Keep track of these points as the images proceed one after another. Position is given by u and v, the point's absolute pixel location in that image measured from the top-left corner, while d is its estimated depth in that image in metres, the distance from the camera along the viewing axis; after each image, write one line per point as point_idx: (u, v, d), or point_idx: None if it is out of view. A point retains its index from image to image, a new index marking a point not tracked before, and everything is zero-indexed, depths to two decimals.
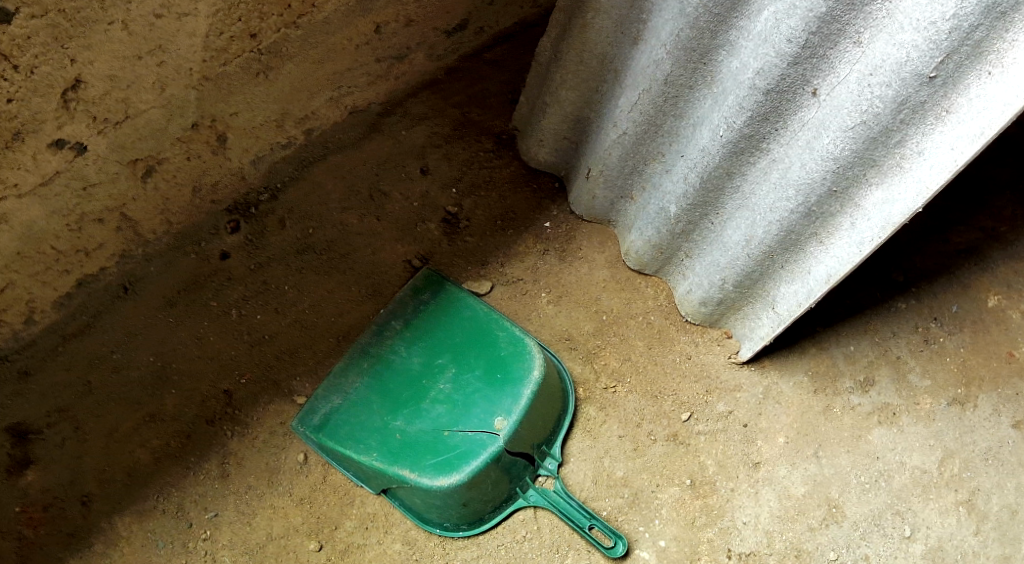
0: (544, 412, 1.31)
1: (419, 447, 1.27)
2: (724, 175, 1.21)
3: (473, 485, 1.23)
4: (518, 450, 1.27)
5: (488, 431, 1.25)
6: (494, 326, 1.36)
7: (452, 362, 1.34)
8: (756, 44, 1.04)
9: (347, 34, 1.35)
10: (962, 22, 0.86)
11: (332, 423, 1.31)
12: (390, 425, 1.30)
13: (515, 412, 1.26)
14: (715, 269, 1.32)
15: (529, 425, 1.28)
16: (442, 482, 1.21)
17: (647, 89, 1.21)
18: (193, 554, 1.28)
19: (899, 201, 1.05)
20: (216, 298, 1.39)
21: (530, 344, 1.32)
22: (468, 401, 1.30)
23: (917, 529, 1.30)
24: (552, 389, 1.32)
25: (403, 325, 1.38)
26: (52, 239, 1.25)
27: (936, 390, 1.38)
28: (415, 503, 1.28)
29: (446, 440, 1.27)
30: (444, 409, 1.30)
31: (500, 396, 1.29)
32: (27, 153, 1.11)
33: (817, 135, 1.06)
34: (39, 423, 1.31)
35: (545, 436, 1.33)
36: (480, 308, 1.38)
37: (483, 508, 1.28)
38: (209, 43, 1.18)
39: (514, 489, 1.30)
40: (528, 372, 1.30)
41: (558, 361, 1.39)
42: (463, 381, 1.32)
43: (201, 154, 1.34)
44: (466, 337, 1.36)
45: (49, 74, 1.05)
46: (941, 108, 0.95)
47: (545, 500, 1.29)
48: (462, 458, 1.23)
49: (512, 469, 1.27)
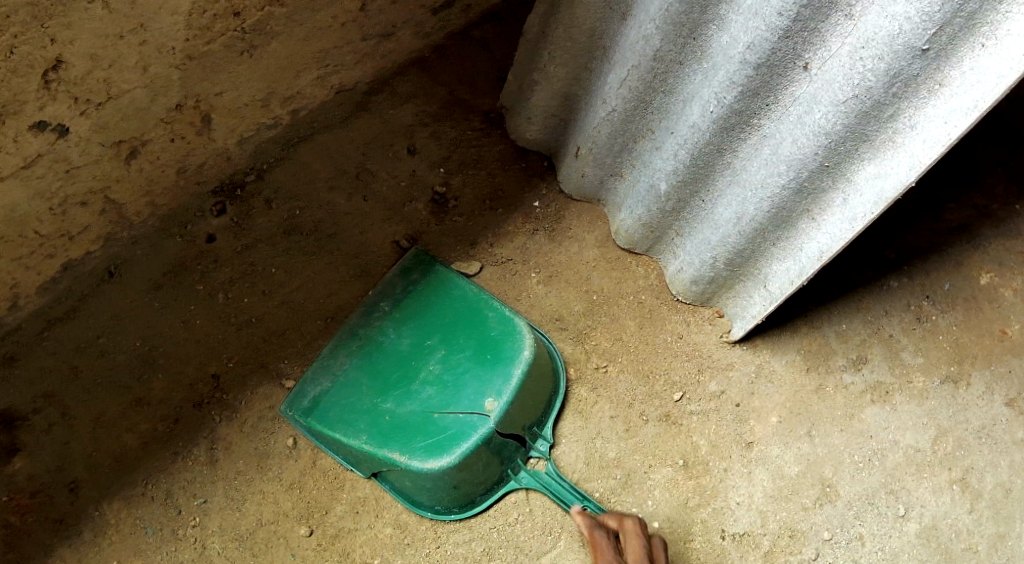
0: (534, 393, 1.30)
1: (409, 428, 1.26)
2: (715, 151, 1.20)
3: (464, 467, 1.22)
4: (508, 432, 1.26)
5: (478, 412, 1.24)
6: (484, 306, 1.35)
7: (442, 343, 1.33)
8: (746, 18, 1.02)
9: (333, 11, 1.32)
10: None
11: (322, 405, 1.30)
12: (380, 407, 1.29)
13: (506, 393, 1.25)
14: (706, 248, 1.31)
15: (519, 406, 1.27)
16: (433, 464, 1.21)
17: (637, 64, 1.20)
18: (183, 541, 1.27)
19: (891, 175, 1.04)
20: (203, 281, 1.38)
21: (520, 323, 1.32)
22: (458, 381, 1.29)
23: (911, 508, 1.30)
24: (542, 369, 1.31)
25: (392, 307, 1.36)
26: (35, 222, 1.23)
27: (929, 367, 1.37)
28: (405, 486, 1.27)
29: (436, 421, 1.25)
30: (434, 390, 1.29)
31: (491, 375, 1.27)
32: (8, 134, 1.09)
33: (808, 110, 1.05)
34: (26, 407, 1.30)
35: (536, 418, 1.32)
36: (469, 288, 1.37)
37: (473, 490, 1.27)
38: (192, 22, 1.16)
39: (506, 471, 1.29)
40: (518, 352, 1.29)
41: (549, 342, 1.38)
42: (453, 362, 1.31)
43: (185, 135, 1.32)
44: (457, 317, 1.35)
45: (29, 54, 1.02)
46: (934, 81, 0.94)
47: (537, 482, 1.28)
48: (452, 440, 1.23)
49: (502, 450, 1.26)
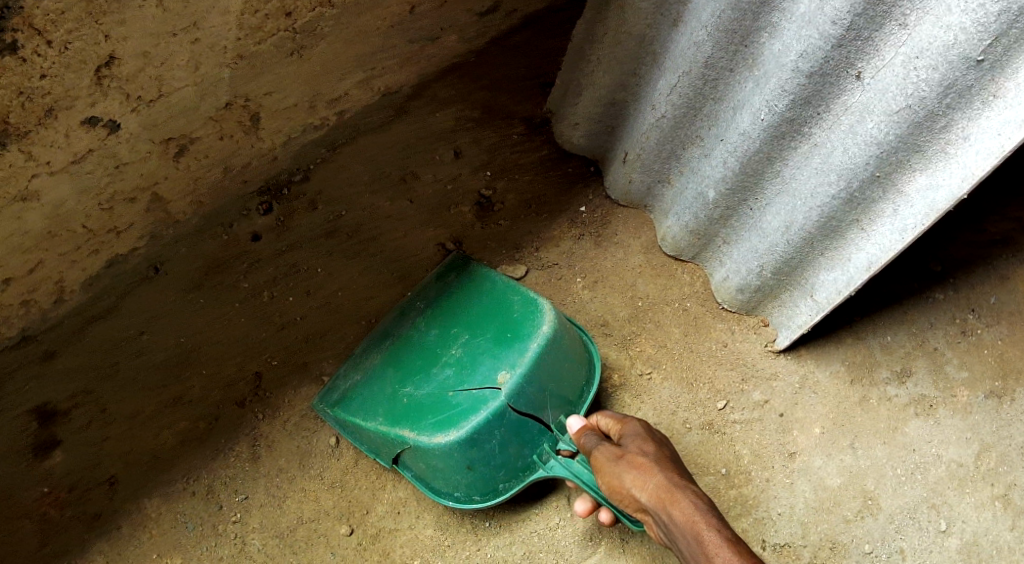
0: (561, 377, 1.22)
1: (423, 409, 1.22)
2: (763, 159, 1.19)
3: (473, 444, 1.17)
4: (526, 410, 1.18)
5: (490, 386, 1.19)
6: (510, 292, 1.30)
7: (466, 329, 1.29)
8: (799, 26, 1.03)
9: (381, 13, 1.31)
10: (1010, 4, 0.85)
11: (350, 397, 1.29)
12: (399, 392, 1.26)
13: (519, 366, 1.19)
14: (753, 256, 1.30)
15: (538, 382, 1.19)
16: (440, 439, 1.17)
17: (687, 71, 1.20)
18: (223, 537, 1.28)
19: (943, 187, 1.02)
20: (246, 280, 1.37)
21: (542, 303, 1.25)
22: (476, 361, 1.24)
23: (953, 523, 1.29)
24: (566, 351, 1.24)
25: (428, 304, 1.34)
26: (82, 218, 1.23)
27: (973, 382, 1.35)
28: (424, 469, 1.22)
29: (450, 399, 1.21)
30: (451, 371, 1.24)
31: (507, 351, 1.22)
32: (60, 130, 1.09)
33: (861, 120, 1.04)
34: (66, 403, 1.29)
35: (567, 404, 1.23)
36: (499, 278, 1.33)
37: (493, 474, 1.20)
38: (243, 21, 1.15)
39: (533, 459, 1.20)
40: (537, 328, 1.23)
41: (586, 337, 1.32)
42: (474, 344, 1.26)
43: (233, 134, 1.32)
44: (483, 306, 1.31)
45: (82, 50, 1.02)
46: (988, 93, 0.93)
47: (567, 471, 1.18)
48: (461, 415, 1.18)
49: (523, 432, 1.18)
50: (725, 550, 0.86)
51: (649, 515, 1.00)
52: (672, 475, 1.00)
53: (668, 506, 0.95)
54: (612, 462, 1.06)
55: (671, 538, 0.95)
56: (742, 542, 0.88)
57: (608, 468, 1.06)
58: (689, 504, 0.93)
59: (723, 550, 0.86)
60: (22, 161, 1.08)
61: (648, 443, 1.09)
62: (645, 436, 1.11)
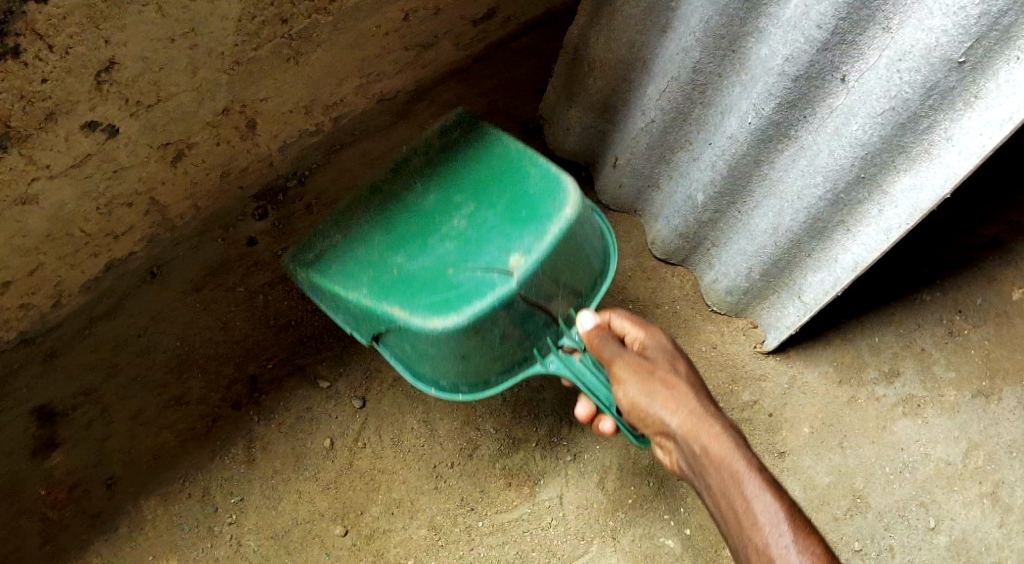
0: (575, 267, 1.11)
1: (416, 282, 1.10)
2: (751, 162, 1.21)
3: (473, 333, 1.05)
4: (536, 299, 1.07)
5: (499, 269, 1.06)
6: (527, 163, 1.17)
7: (471, 199, 1.16)
8: (785, 31, 1.05)
9: (375, 22, 1.33)
10: (990, 7, 0.87)
11: (329, 260, 1.17)
12: (388, 261, 1.14)
13: (536, 250, 1.07)
14: (742, 258, 1.32)
15: (552, 270, 1.08)
16: (436, 324, 1.04)
17: (675, 77, 1.22)
18: (218, 538, 1.29)
19: (927, 187, 1.05)
20: (243, 283, 1.39)
21: (565, 180, 1.12)
22: (481, 237, 1.11)
23: (941, 520, 1.31)
24: (584, 238, 1.11)
25: (430, 165, 1.22)
26: (82, 222, 1.24)
27: (960, 382, 1.38)
28: (406, 351, 1.13)
29: (448, 278, 1.08)
30: (452, 246, 1.12)
31: (521, 232, 1.09)
32: (60, 134, 1.10)
33: (846, 122, 1.07)
34: (67, 404, 1.30)
35: (577, 296, 1.13)
36: (514, 145, 1.19)
37: (486, 365, 1.11)
38: (240, 27, 1.17)
39: (533, 352, 1.12)
40: (559, 210, 1.10)
41: (601, 219, 1.19)
42: (480, 218, 1.14)
43: (230, 140, 1.33)
44: (491, 173, 1.19)
45: (82, 55, 1.04)
46: (969, 94, 0.95)
47: (568, 370, 1.09)
48: (463, 298, 1.05)
49: (528, 322, 1.08)
50: (769, 497, 0.85)
51: (671, 440, 0.93)
52: (707, 402, 0.94)
53: (703, 438, 0.90)
54: (642, 373, 0.96)
55: (698, 470, 0.90)
56: (783, 487, 0.87)
57: (633, 380, 0.96)
58: (730, 442, 0.89)
59: (768, 497, 0.85)
60: (24, 164, 1.10)
61: (676, 358, 1.01)
62: (671, 347, 1.02)
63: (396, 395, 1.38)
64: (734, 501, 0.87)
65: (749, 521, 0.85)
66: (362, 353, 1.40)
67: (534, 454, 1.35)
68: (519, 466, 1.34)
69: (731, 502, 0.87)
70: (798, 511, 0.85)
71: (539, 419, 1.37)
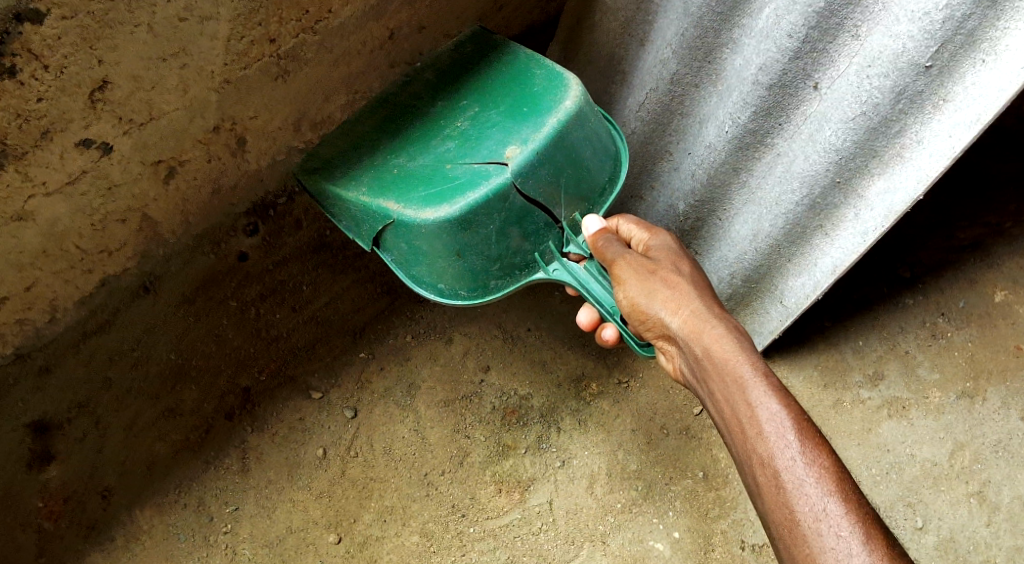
0: (580, 166, 1.10)
1: (414, 179, 1.11)
2: (730, 170, 1.23)
3: (466, 227, 1.06)
4: (533, 195, 1.07)
5: (495, 161, 1.07)
6: (533, 65, 1.17)
7: (476, 102, 1.17)
8: (758, 41, 1.08)
9: (362, 39, 1.34)
10: (954, 11, 0.91)
11: (332, 167, 1.18)
12: (390, 162, 1.16)
13: (533, 140, 1.07)
14: (724, 265, 1.34)
15: (551, 164, 1.08)
16: (428, 215, 1.05)
17: (654, 88, 1.26)
18: (214, 547, 1.32)
19: (900, 190, 1.07)
20: (234, 297, 1.41)
21: (568, 78, 1.12)
22: (482, 134, 1.12)
23: (929, 520, 1.32)
24: (590, 136, 1.11)
25: (437, 75, 1.22)
26: (75, 238, 1.26)
27: (945, 383, 1.39)
28: (404, 254, 1.13)
29: (446, 172, 1.10)
30: (453, 144, 1.13)
31: (520, 126, 1.10)
32: (55, 151, 1.12)
33: (819, 129, 1.09)
34: (61, 416, 1.33)
35: (583, 201, 1.12)
36: (522, 52, 1.20)
37: (484, 266, 1.10)
38: (230, 47, 1.18)
39: (534, 258, 1.12)
40: (560, 103, 1.10)
41: (613, 128, 1.18)
42: (484, 118, 1.14)
43: (219, 156, 1.34)
44: (500, 77, 1.19)
45: (77, 74, 1.05)
46: (938, 97, 0.98)
47: (571, 277, 1.11)
48: (456, 191, 1.06)
49: (526, 221, 1.08)
50: (776, 404, 0.86)
51: (673, 340, 0.97)
52: (710, 302, 0.96)
53: (705, 339, 0.93)
54: (644, 275, 0.99)
55: (700, 371, 0.94)
56: (789, 392, 0.88)
57: (636, 281, 0.99)
58: (733, 344, 0.91)
59: (774, 403, 0.86)
60: (19, 181, 1.12)
61: (680, 260, 1.03)
62: (674, 250, 1.04)
63: (388, 406, 1.40)
64: (737, 405, 0.89)
65: (754, 430, 0.86)
66: (353, 365, 1.43)
67: (524, 460, 1.38)
68: (508, 473, 1.37)
69: (736, 408, 0.89)
70: (805, 419, 0.85)
71: (527, 426, 1.40)
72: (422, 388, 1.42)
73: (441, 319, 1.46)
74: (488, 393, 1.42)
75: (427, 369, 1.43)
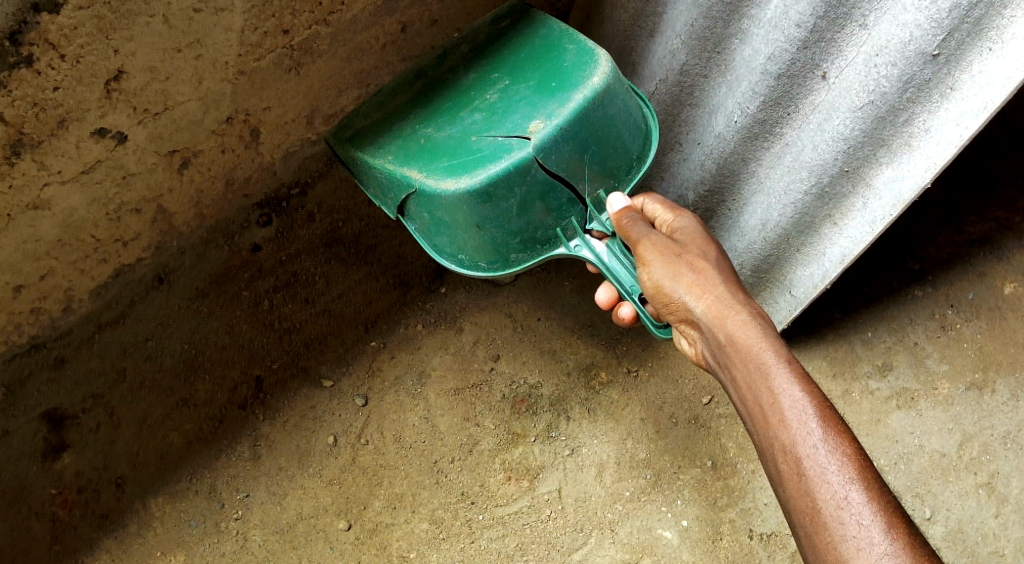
0: (606, 143, 1.10)
1: (439, 150, 1.13)
2: (739, 161, 1.24)
3: (487, 199, 1.07)
4: (556, 170, 1.08)
5: (519, 135, 1.08)
6: (565, 40, 1.17)
7: (507, 76, 1.18)
8: (766, 31, 1.08)
9: (373, 33, 1.35)
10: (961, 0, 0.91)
11: (361, 136, 1.20)
12: (418, 132, 1.17)
13: (557, 117, 1.07)
14: (733, 254, 1.35)
15: (576, 140, 1.08)
16: (449, 186, 1.06)
17: (664, 79, 1.28)
18: (225, 533, 1.33)
19: (908, 178, 1.07)
20: (247, 289, 1.44)
21: (597, 54, 1.12)
22: (509, 108, 1.13)
23: (937, 511, 1.33)
24: (618, 113, 1.11)
25: (472, 50, 1.23)
26: (90, 228, 1.29)
27: (954, 374, 1.39)
28: (426, 224, 1.14)
29: (471, 144, 1.11)
30: (480, 117, 1.14)
31: (547, 101, 1.10)
32: (71, 141, 1.13)
33: (827, 118, 1.09)
34: (75, 408, 1.36)
35: (609, 179, 1.13)
36: (556, 26, 1.20)
37: (505, 239, 1.11)
38: (244, 39, 1.19)
39: (557, 233, 1.12)
40: (588, 78, 1.10)
41: (643, 105, 1.18)
42: (512, 91, 1.15)
43: (234, 148, 1.37)
44: (533, 52, 1.19)
45: (93, 64, 1.06)
46: (945, 85, 0.99)
47: (592, 254, 1.12)
48: (478, 163, 1.07)
49: (549, 196, 1.09)
50: (798, 392, 0.86)
51: (696, 325, 0.97)
52: (733, 287, 0.97)
53: (728, 325, 0.93)
54: (669, 257, 1.00)
55: (722, 356, 0.94)
56: (812, 380, 0.88)
57: (660, 262, 1.00)
58: (757, 331, 0.92)
59: (797, 390, 0.87)
60: (35, 170, 1.13)
61: (705, 243, 1.04)
62: (698, 231, 1.05)
63: (398, 394, 1.41)
64: (761, 391, 0.89)
65: (777, 417, 0.87)
66: (364, 355, 1.43)
67: (533, 448, 1.39)
68: (517, 461, 1.38)
69: (759, 396, 0.89)
70: (828, 407, 0.85)
71: (536, 415, 1.41)
72: (432, 377, 1.42)
73: (452, 309, 1.47)
74: (498, 381, 1.42)
75: (438, 359, 1.44)
